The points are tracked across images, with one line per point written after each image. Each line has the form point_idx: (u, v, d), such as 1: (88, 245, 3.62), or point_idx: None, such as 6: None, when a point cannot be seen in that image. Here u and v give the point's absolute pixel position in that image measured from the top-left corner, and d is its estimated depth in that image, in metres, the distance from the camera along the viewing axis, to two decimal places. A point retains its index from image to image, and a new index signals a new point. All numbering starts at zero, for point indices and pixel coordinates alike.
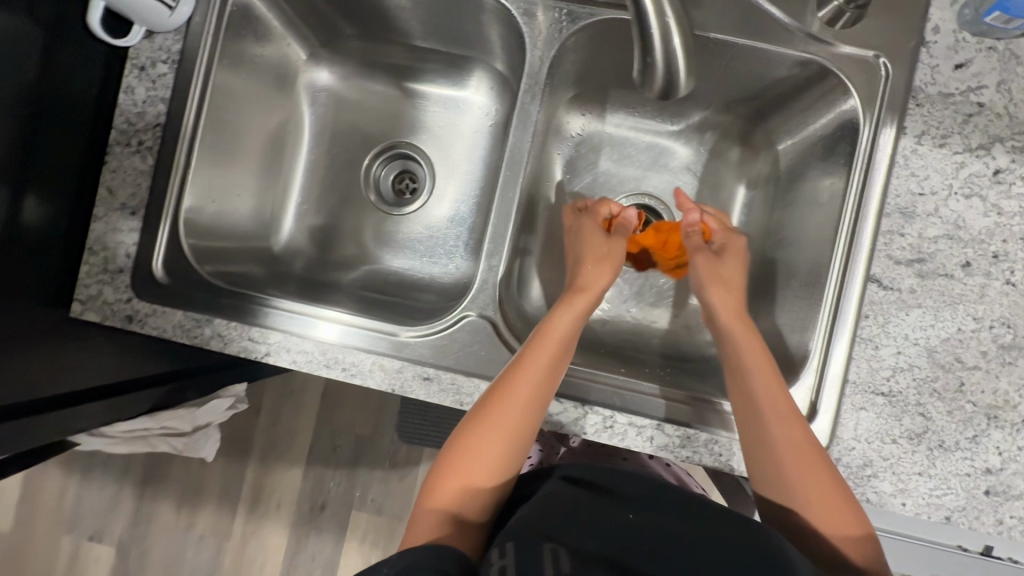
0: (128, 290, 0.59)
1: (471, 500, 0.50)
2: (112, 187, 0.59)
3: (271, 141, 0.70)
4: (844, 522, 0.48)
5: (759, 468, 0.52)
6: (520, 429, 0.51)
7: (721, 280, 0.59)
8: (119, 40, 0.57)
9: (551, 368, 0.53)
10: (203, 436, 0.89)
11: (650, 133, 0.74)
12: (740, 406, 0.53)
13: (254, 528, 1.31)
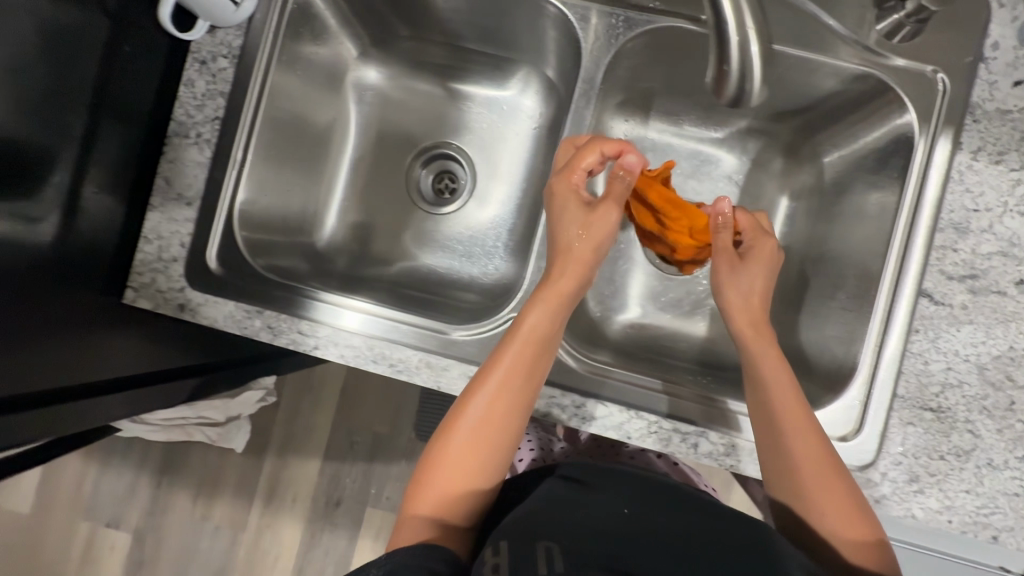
0: (181, 280, 0.60)
1: (455, 502, 0.50)
2: (169, 177, 0.60)
3: (319, 137, 0.71)
4: (853, 526, 0.48)
5: (775, 474, 0.51)
6: (499, 428, 0.51)
7: (739, 285, 0.58)
8: (183, 34, 0.57)
9: (520, 367, 0.52)
10: (235, 427, 0.91)
11: (695, 140, 0.74)
12: (757, 413, 0.53)
13: (269, 520, 1.32)
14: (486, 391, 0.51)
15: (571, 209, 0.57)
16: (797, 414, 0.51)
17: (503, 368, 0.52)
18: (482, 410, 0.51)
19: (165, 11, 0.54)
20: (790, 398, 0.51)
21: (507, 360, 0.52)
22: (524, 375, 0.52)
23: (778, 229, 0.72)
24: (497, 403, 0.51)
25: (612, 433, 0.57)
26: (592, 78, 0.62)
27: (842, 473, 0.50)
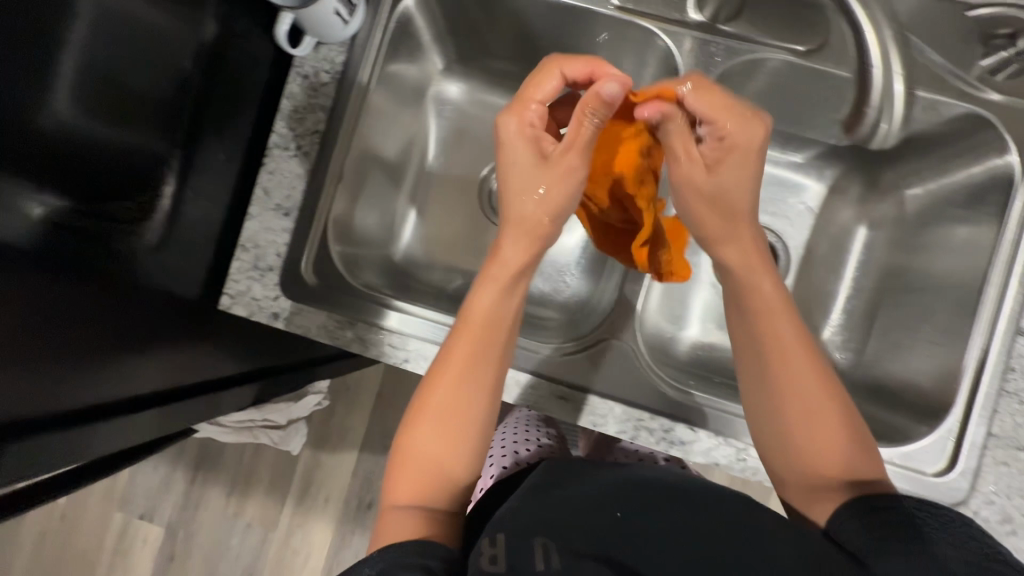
0: (276, 289, 0.61)
1: (431, 487, 0.51)
2: (268, 188, 0.61)
3: (402, 150, 0.72)
4: (865, 464, 0.48)
5: (768, 427, 0.51)
6: (460, 406, 0.52)
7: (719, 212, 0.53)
8: (292, 49, 0.58)
9: (481, 340, 0.52)
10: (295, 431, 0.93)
11: (772, 164, 0.75)
12: (751, 364, 0.52)
13: (301, 520, 1.32)
14: (448, 374, 0.52)
15: (527, 157, 0.53)
16: (789, 352, 0.50)
17: (459, 348, 0.52)
18: (446, 394, 0.52)
19: (280, 29, 0.55)
20: (781, 336, 0.51)
21: (464, 334, 0.53)
22: (483, 352, 0.52)
23: (855, 258, 0.73)
24: (461, 382, 0.52)
25: (701, 458, 0.58)
26: None
27: (837, 409, 0.49)
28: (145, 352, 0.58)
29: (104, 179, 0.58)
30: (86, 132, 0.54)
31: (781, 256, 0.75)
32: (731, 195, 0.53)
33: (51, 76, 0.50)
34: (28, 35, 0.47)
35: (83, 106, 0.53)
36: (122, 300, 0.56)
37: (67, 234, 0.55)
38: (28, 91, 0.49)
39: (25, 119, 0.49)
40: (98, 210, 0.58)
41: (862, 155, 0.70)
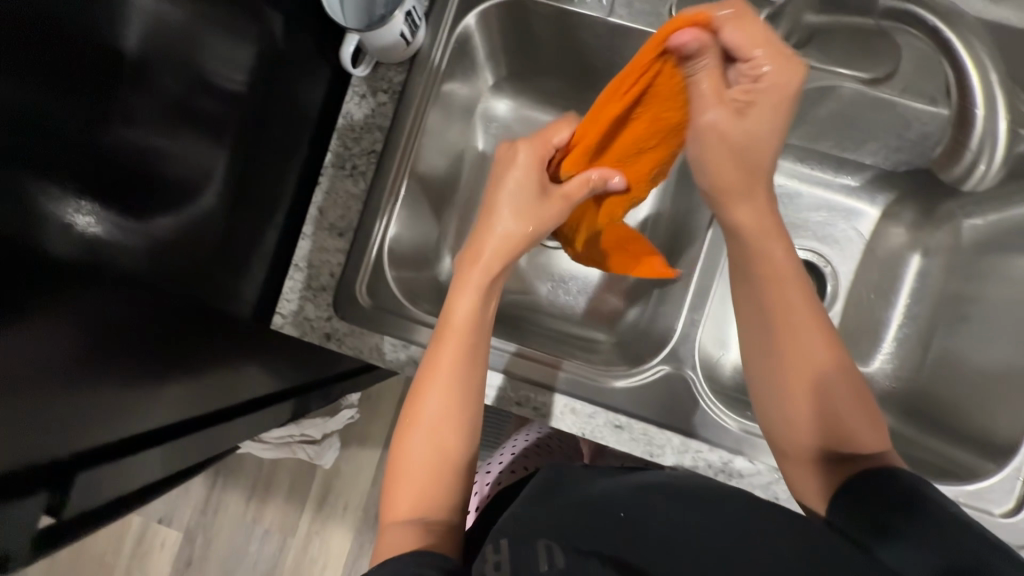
0: (329, 309, 0.60)
1: (428, 495, 0.50)
2: (322, 208, 0.60)
3: (451, 166, 0.70)
4: (871, 434, 0.48)
5: (773, 403, 0.51)
6: (449, 406, 0.52)
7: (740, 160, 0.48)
8: (354, 70, 0.58)
9: (461, 333, 0.53)
10: (329, 443, 0.94)
11: (822, 187, 0.75)
12: (754, 333, 0.52)
13: (319, 526, 1.31)
14: (431, 375, 0.52)
15: (529, 177, 0.53)
16: (785, 325, 0.50)
17: (440, 348, 0.53)
18: (435, 397, 0.52)
19: (346, 51, 0.55)
20: (775, 307, 0.51)
21: (447, 331, 0.53)
22: (462, 349, 0.53)
23: (909, 285, 0.72)
24: (445, 380, 0.52)
25: (760, 491, 0.57)
26: None
27: (837, 381, 0.49)
28: (166, 352, 0.56)
29: (151, 183, 0.50)
30: (132, 133, 0.47)
31: (830, 283, 0.75)
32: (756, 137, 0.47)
33: (88, 56, 0.42)
34: (59, 10, 0.39)
35: (126, 97, 0.45)
36: (132, 318, 0.51)
37: (120, 246, 0.48)
38: (69, 76, 0.40)
39: (68, 114, 0.41)
40: (155, 224, 0.51)
41: (920, 182, 0.69)
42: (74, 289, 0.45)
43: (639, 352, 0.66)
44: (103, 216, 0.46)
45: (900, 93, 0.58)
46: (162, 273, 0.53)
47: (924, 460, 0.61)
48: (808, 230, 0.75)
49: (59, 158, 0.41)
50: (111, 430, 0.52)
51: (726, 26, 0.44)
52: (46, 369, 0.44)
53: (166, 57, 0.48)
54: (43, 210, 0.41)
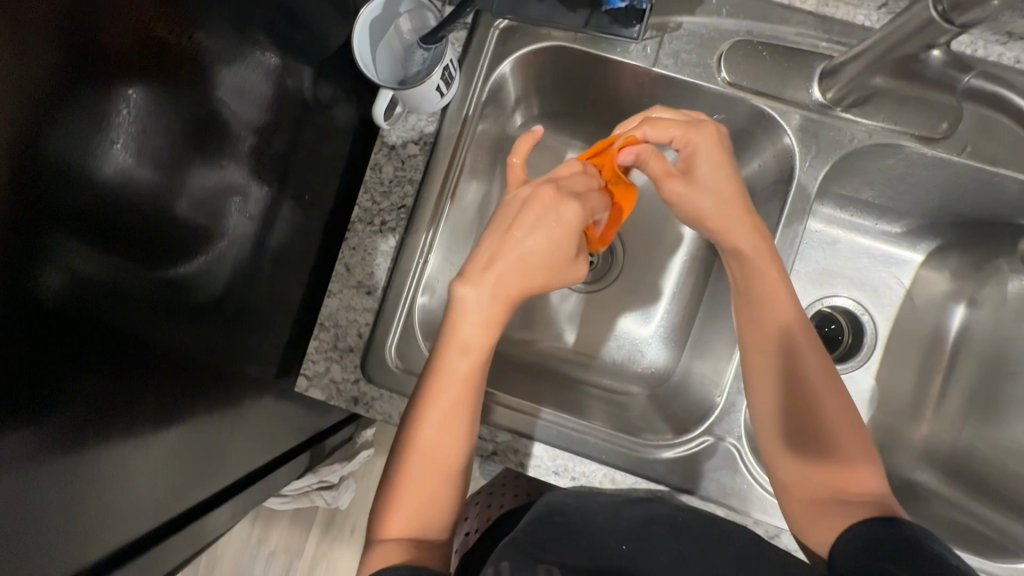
0: (357, 371, 0.57)
1: (420, 512, 0.48)
2: (349, 264, 0.58)
3: (480, 211, 0.65)
4: (873, 481, 0.48)
5: (761, 395, 0.53)
6: (451, 419, 0.50)
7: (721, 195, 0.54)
8: (384, 123, 0.55)
9: (469, 354, 0.50)
10: (346, 486, 1.00)
11: (862, 233, 0.72)
12: (751, 326, 0.54)
13: (326, 549, 1.21)
14: (434, 393, 0.50)
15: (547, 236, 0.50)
16: (782, 367, 0.52)
17: (445, 365, 0.50)
18: (434, 414, 0.49)
19: (379, 106, 0.53)
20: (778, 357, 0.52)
21: (453, 356, 0.50)
22: (471, 370, 0.50)
23: (952, 338, 0.69)
24: (446, 399, 0.49)
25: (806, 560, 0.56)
26: (806, 187, 0.55)
27: (836, 416, 0.50)
28: (171, 399, 0.53)
29: (163, 223, 0.47)
30: (147, 173, 0.44)
31: (867, 333, 0.73)
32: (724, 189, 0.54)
33: (108, 85, 0.38)
34: (73, 48, 0.35)
35: (145, 129, 0.42)
36: (139, 372, 0.48)
37: (132, 288, 0.45)
38: (83, 106, 0.37)
39: (84, 156, 0.38)
40: (163, 270, 0.48)
41: (968, 230, 0.66)
42: (92, 337, 0.42)
43: (676, 412, 0.63)
44: (120, 266, 0.43)
45: (959, 152, 0.54)
46: (169, 318, 0.50)
47: (968, 529, 0.59)
48: (847, 278, 0.73)
49: (74, 197, 0.38)
50: (119, 489, 0.49)
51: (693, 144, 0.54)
52: (55, 422, 0.40)
53: (186, 87, 0.45)
54: (60, 254, 0.38)
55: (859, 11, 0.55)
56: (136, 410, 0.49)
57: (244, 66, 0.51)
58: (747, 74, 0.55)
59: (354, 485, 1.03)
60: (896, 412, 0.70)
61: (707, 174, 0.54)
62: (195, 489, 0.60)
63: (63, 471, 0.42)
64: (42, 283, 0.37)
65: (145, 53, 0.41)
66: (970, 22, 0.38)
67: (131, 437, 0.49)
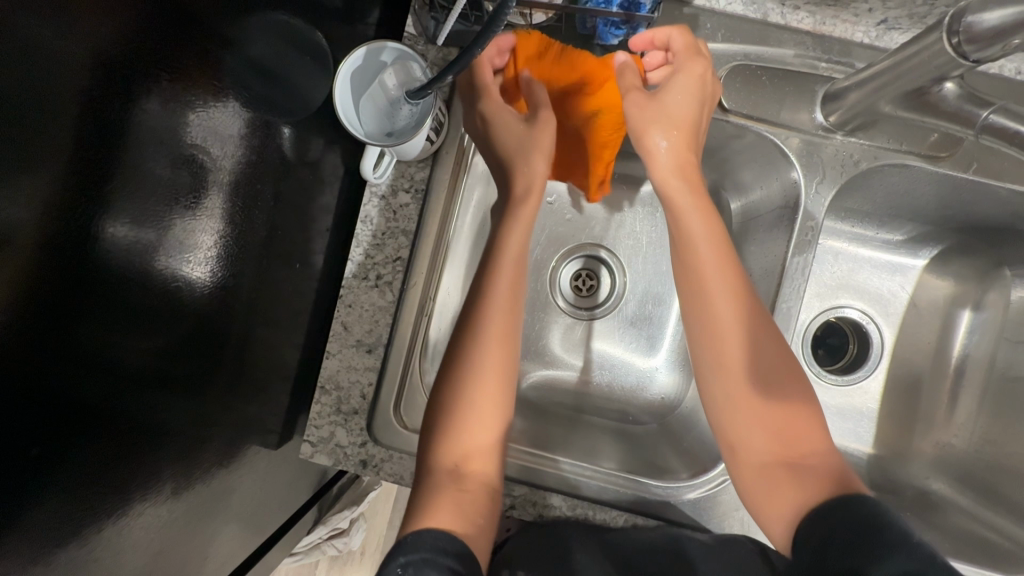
0: (362, 434, 0.55)
1: (449, 511, 0.46)
2: (347, 323, 0.55)
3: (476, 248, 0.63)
4: (811, 439, 0.50)
5: (700, 347, 0.54)
6: (489, 411, 0.52)
7: (669, 120, 0.53)
8: (375, 176, 0.52)
9: (492, 350, 0.52)
10: (355, 527, 0.98)
11: (865, 244, 0.71)
12: (684, 278, 0.55)
13: None
14: (458, 409, 0.51)
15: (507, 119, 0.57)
16: (733, 329, 0.52)
17: (465, 390, 0.51)
18: (457, 428, 0.50)
19: (368, 161, 0.50)
20: (726, 320, 0.52)
21: (481, 351, 0.52)
22: (492, 389, 0.52)
23: (959, 344, 0.68)
24: (465, 410, 0.51)
25: None
26: (812, 215, 0.54)
27: (774, 363, 0.51)
28: (159, 465, 0.53)
29: (138, 276, 0.46)
30: (112, 228, 0.43)
31: (874, 344, 0.71)
32: (679, 114, 0.53)
33: (75, 151, 0.39)
34: (22, 112, 0.35)
35: (114, 194, 0.42)
36: (118, 431, 0.48)
37: (108, 349, 0.45)
38: (40, 180, 0.37)
39: (40, 221, 0.38)
40: (142, 324, 0.47)
41: (972, 237, 0.65)
42: (63, 403, 0.42)
43: (689, 449, 0.62)
44: (93, 327, 0.43)
45: (966, 169, 0.54)
46: (153, 378, 0.50)
47: (986, 542, 0.57)
48: (852, 289, 0.72)
49: (40, 257, 0.38)
50: (100, 547, 0.49)
51: (678, 74, 0.52)
52: (35, 494, 0.42)
53: (150, 142, 0.44)
54: (35, 327, 0.39)
55: (857, 27, 0.54)
56: (111, 476, 0.48)
57: (208, 109, 0.49)
58: (746, 101, 0.54)
59: (364, 525, 1.01)
60: (909, 424, 0.69)
61: (672, 103, 0.53)
62: (186, 552, 0.59)
63: (46, 529, 0.43)
64: (14, 354, 0.38)
65: (110, 112, 0.40)
66: (984, 58, 0.37)
67: (108, 500, 0.48)
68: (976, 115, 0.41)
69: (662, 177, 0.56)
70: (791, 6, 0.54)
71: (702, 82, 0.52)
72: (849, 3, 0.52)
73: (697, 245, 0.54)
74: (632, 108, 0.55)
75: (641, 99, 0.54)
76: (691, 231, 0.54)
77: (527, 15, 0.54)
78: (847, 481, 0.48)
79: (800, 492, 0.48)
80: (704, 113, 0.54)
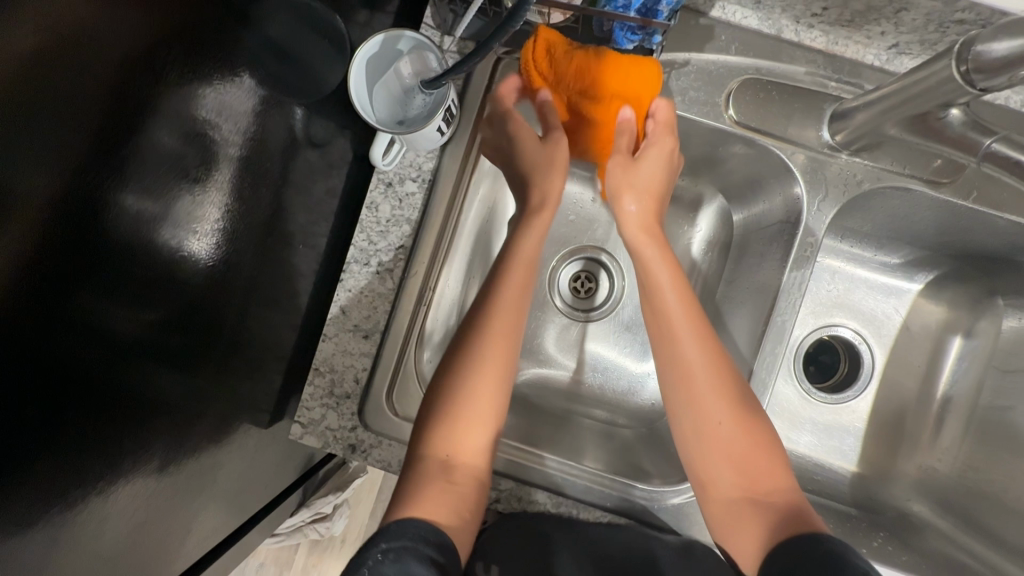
0: (353, 418, 0.55)
1: (432, 507, 0.47)
2: (346, 308, 0.55)
3: (478, 242, 0.63)
4: (775, 478, 0.51)
5: (670, 388, 0.54)
6: (487, 413, 0.51)
7: (636, 188, 0.58)
8: (383, 163, 0.53)
9: (493, 350, 0.53)
10: (339, 513, 0.98)
11: (862, 264, 0.72)
12: (654, 318, 0.56)
13: (315, 561, 1.04)
14: (451, 401, 0.51)
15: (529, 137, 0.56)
16: (698, 366, 0.53)
17: (461, 384, 0.51)
18: (450, 421, 0.50)
19: (377, 148, 0.51)
20: (693, 357, 0.53)
21: (479, 346, 0.53)
22: (487, 399, 0.52)
23: (948, 371, 0.69)
24: (460, 409, 0.51)
25: None
26: (813, 232, 0.55)
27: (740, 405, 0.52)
28: (149, 435, 0.53)
29: (142, 248, 0.46)
30: (120, 199, 0.43)
31: (865, 364, 0.72)
32: (648, 185, 0.58)
33: (91, 119, 0.39)
34: (41, 77, 0.36)
35: (124, 165, 0.43)
36: (109, 401, 0.48)
37: (107, 319, 0.45)
38: (49, 146, 0.37)
39: (51, 186, 0.38)
40: (141, 296, 0.48)
41: (968, 265, 0.66)
42: (57, 369, 0.42)
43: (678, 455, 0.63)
44: (93, 295, 0.43)
45: (967, 197, 0.55)
46: (149, 351, 0.50)
47: (962, 565, 0.58)
48: (847, 308, 0.72)
49: (48, 222, 0.38)
50: (84, 515, 0.48)
51: (653, 145, 0.55)
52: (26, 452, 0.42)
53: (161, 115, 0.45)
54: (37, 291, 0.39)
55: (869, 50, 0.55)
56: (102, 442, 0.48)
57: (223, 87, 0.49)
58: (755, 115, 0.54)
59: (348, 512, 1.01)
60: (895, 445, 0.69)
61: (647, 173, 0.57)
62: (170, 524, 0.59)
63: (36, 492, 0.43)
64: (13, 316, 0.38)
65: (125, 83, 0.41)
66: (991, 86, 0.38)
67: (99, 464, 0.48)
68: (980, 143, 0.42)
69: (631, 233, 0.58)
70: (805, 24, 0.55)
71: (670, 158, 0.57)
72: (862, 25, 0.53)
73: (666, 288, 0.56)
74: (613, 174, 0.57)
75: (622, 169, 0.57)
76: (661, 278, 0.56)
77: (545, 14, 0.53)
78: (813, 521, 0.48)
79: (761, 527, 0.49)
80: (668, 179, 0.59)
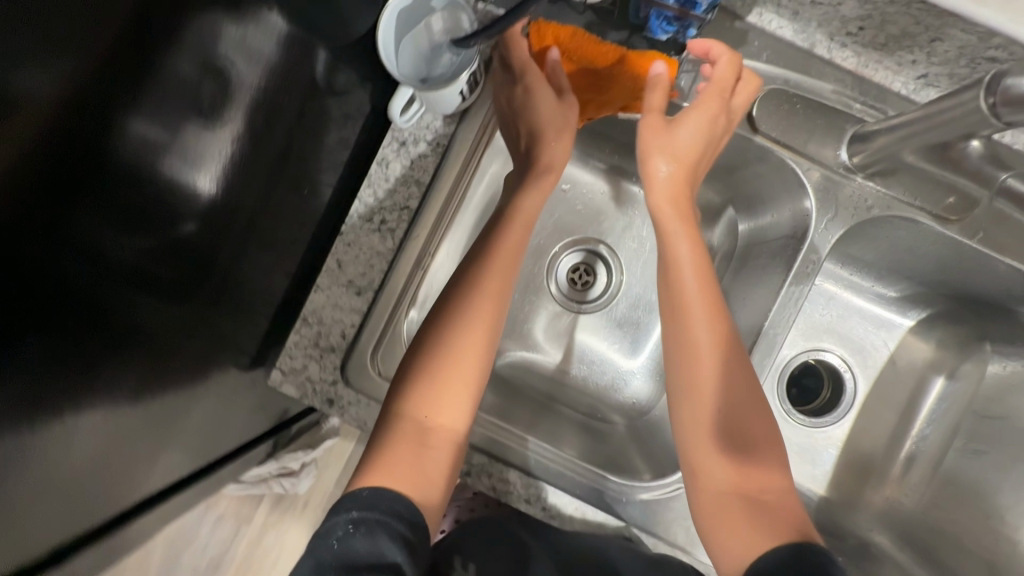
0: (335, 372, 0.55)
1: (403, 472, 0.47)
2: (342, 260, 0.55)
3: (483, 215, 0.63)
4: (770, 476, 0.50)
5: (673, 375, 0.54)
6: (470, 379, 0.51)
7: (673, 152, 0.54)
8: (400, 119, 0.52)
9: (477, 317, 0.52)
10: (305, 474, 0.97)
11: (859, 293, 0.72)
12: (666, 302, 0.56)
13: (275, 520, 1.03)
14: (432, 365, 0.50)
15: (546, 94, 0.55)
16: (704, 350, 0.53)
17: (444, 347, 0.51)
18: (430, 383, 0.50)
19: (397, 102, 0.51)
20: (700, 340, 0.53)
21: (467, 312, 0.52)
22: (468, 365, 0.51)
23: (927, 410, 0.69)
24: (441, 372, 0.50)
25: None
26: (817, 250, 0.55)
27: (739, 397, 0.52)
28: (128, 362, 0.52)
29: (146, 172, 0.45)
30: (131, 118, 0.42)
31: (847, 392, 0.72)
32: (687, 152, 0.53)
33: (112, 29, 0.38)
34: None
35: (140, 83, 0.42)
36: (93, 324, 0.47)
37: (103, 240, 0.44)
38: (67, 49, 0.36)
39: (64, 93, 0.37)
40: (139, 220, 0.47)
41: (962, 307, 0.67)
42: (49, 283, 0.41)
43: (652, 454, 0.63)
44: (93, 213, 0.42)
45: (972, 236, 0.55)
46: (139, 278, 0.49)
47: None
48: (836, 334, 0.73)
49: (56, 130, 0.37)
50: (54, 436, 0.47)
51: (692, 109, 0.52)
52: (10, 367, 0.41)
53: (185, 38, 0.43)
54: (40, 198, 0.38)
55: (897, 77, 0.55)
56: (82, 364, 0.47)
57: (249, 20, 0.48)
58: (776, 125, 0.55)
59: (314, 475, 1.00)
60: (865, 475, 0.70)
61: (683, 137, 0.53)
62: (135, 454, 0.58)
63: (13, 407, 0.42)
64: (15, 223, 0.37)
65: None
66: (1016, 121, 0.38)
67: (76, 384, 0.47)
68: None
69: (658, 203, 0.56)
70: (838, 42, 0.55)
71: (716, 118, 0.52)
72: (895, 50, 0.53)
73: (686, 271, 0.55)
74: (647, 132, 0.54)
75: (656, 130, 0.54)
76: (681, 257, 0.55)
77: None
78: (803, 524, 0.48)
79: (753, 528, 0.48)
80: (712, 146, 0.54)
